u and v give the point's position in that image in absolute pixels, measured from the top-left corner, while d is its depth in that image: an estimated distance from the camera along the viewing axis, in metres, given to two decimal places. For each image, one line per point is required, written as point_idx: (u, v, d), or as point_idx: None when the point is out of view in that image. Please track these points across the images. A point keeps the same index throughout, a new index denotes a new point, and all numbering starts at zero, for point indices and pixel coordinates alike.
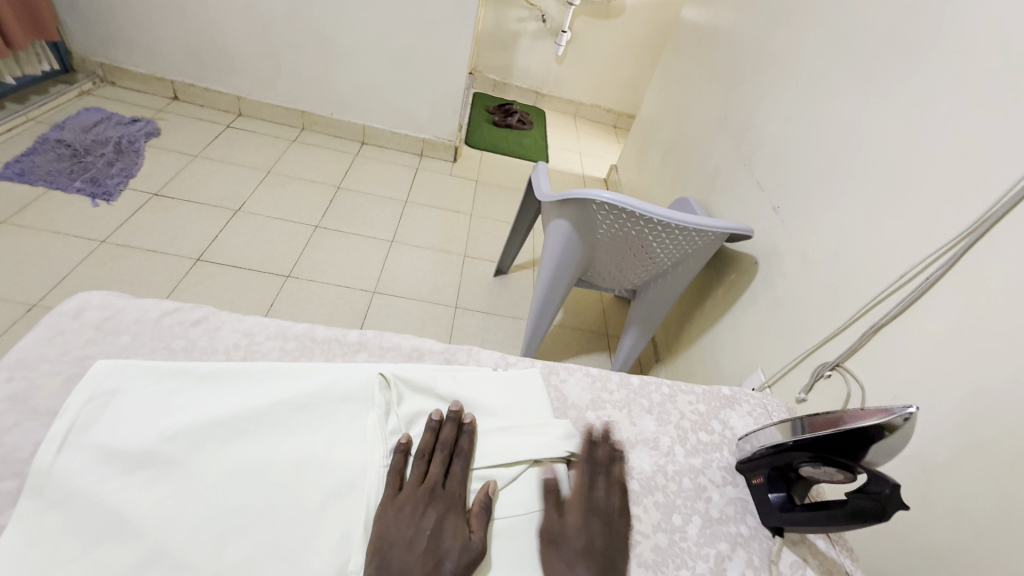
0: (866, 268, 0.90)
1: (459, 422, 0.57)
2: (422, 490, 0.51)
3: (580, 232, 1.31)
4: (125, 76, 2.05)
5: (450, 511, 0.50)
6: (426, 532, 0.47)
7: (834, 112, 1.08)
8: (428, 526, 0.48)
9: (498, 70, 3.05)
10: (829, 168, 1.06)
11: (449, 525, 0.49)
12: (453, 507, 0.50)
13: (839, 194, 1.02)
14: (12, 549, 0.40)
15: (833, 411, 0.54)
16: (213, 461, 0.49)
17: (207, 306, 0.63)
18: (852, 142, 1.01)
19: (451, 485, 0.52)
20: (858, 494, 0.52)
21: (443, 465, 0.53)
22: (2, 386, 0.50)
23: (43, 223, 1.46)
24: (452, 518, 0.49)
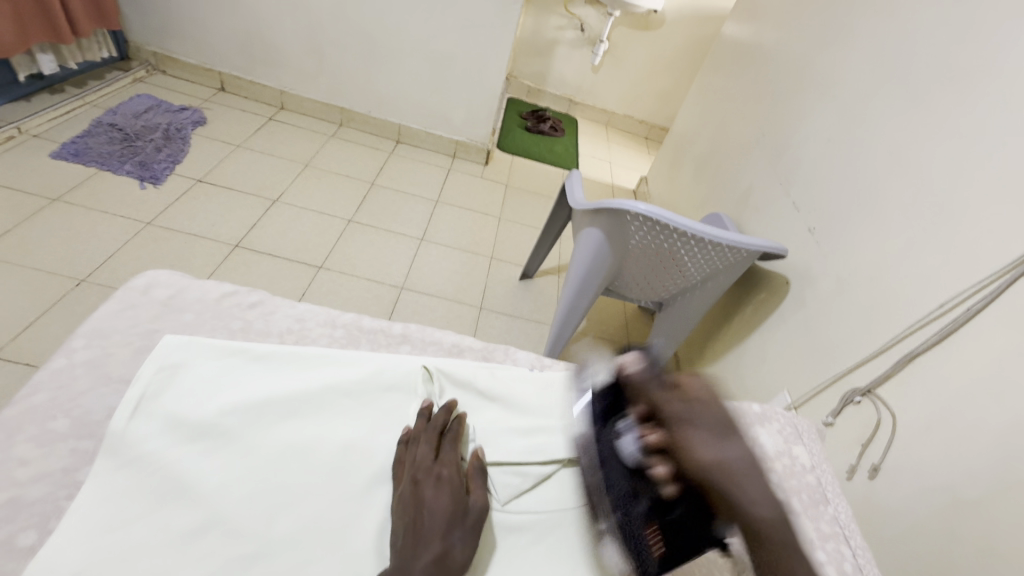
0: (905, 296, 0.90)
1: (451, 410, 0.58)
2: (410, 468, 0.51)
3: (612, 240, 1.32)
4: (177, 65, 2.14)
5: (448, 481, 0.51)
6: (424, 507, 0.48)
7: (877, 137, 1.08)
8: (429, 499, 0.49)
9: (533, 77, 3.08)
10: (869, 193, 1.06)
11: (446, 493, 0.50)
12: (447, 478, 0.51)
13: (878, 219, 1.01)
14: (89, 503, 0.43)
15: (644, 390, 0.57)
16: (267, 438, 0.51)
17: (262, 291, 0.66)
18: (895, 167, 1.00)
19: (444, 456, 0.53)
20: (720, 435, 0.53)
21: (434, 442, 0.54)
22: (80, 352, 0.54)
23: (95, 203, 1.53)
24: (450, 486, 0.50)
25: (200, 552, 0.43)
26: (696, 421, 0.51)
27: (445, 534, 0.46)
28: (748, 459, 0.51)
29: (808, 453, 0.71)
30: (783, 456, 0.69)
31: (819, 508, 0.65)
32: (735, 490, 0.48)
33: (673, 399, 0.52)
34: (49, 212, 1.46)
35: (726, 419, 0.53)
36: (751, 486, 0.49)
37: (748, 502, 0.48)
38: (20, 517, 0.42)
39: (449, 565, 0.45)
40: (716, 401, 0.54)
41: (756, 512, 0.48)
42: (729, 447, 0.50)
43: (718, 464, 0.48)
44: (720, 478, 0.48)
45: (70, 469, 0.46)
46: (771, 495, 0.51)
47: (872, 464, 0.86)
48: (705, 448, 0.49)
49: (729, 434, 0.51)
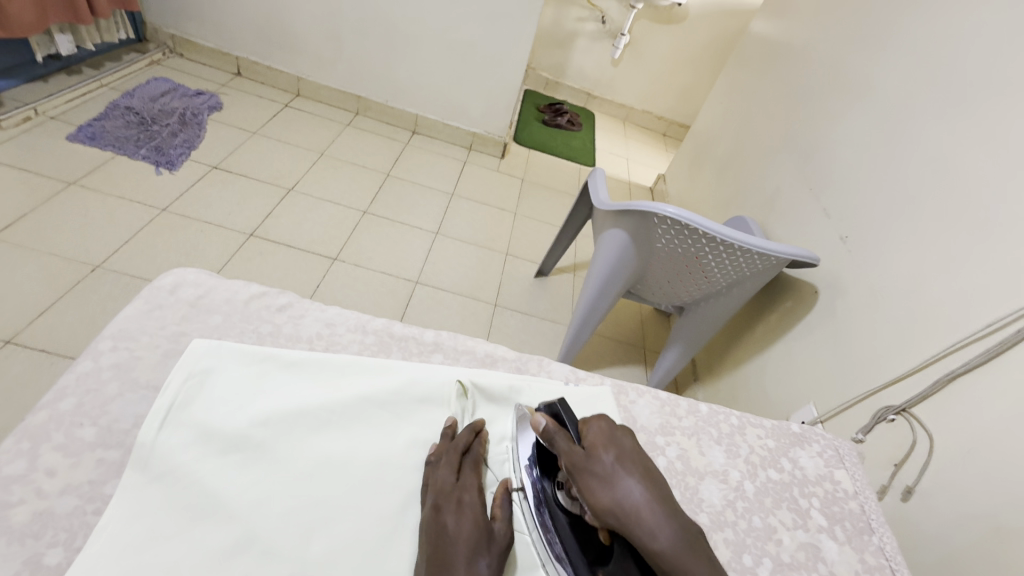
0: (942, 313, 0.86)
1: (475, 429, 0.55)
2: (432, 492, 0.48)
3: (637, 243, 1.26)
4: (194, 49, 2.11)
5: (470, 507, 0.47)
6: (448, 533, 0.45)
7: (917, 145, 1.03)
8: (451, 523, 0.46)
9: (551, 69, 3.02)
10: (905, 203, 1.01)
11: (468, 519, 0.46)
12: (469, 504, 0.48)
13: None
14: (121, 518, 0.42)
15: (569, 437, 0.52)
16: (299, 451, 0.49)
17: (291, 293, 0.64)
18: None
19: (465, 479, 0.50)
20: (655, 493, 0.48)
21: (455, 464, 0.51)
22: (107, 355, 0.53)
23: (110, 187, 1.51)
24: (473, 511, 0.47)
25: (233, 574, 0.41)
26: (593, 461, 0.48)
27: (469, 562, 0.43)
28: (652, 489, 0.47)
29: (850, 478, 0.68)
30: (825, 481, 0.67)
31: (863, 538, 0.62)
32: (632, 526, 0.44)
33: (570, 443, 0.50)
34: (64, 196, 1.44)
35: (628, 454, 0.49)
36: (649, 516, 0.44)
37: (644, 536, 0.44)
38: (48, 533, 0.42)
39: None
40: (623, 435, 0.51)
41: (653, 545, 0.43)
42: (625, 481, 0.46)
43: (617, 505, 0.45)
44: (617, 519, 0.45)
45: (98, 481, 0.45)
46: (681, 522, 0.45)
47: (905, 486, 0.82)
48: (601, 490, 0.46)
49: (626, 468, 0.47)
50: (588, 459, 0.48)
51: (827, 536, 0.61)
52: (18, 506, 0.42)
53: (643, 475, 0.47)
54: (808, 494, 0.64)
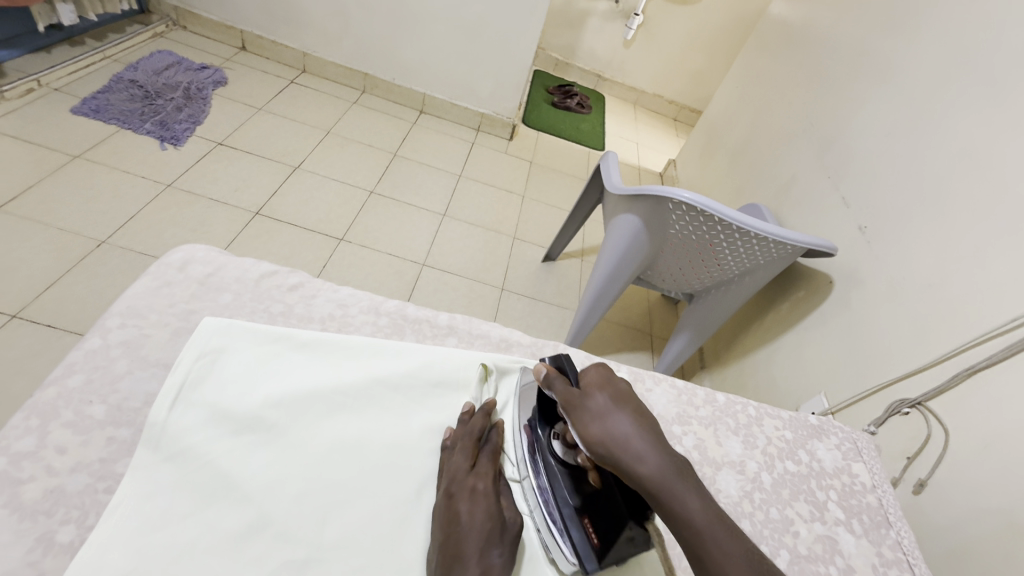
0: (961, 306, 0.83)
1: (488, 413, 0.54)
2: (446, 478, 0.48)
3: (649, 229, 1.24)
4: (198, 22, 2.06)
5: (483, 494, 0.46)
6: (460, 520, 0.44)
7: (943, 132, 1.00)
8: (465, 512, 0.45)
9: (562, 50, 2.96)
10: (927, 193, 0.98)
11: (483, 507, 0.45)
12: (482, 490, 0.47)
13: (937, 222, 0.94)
14: (133, 498, 0.41)
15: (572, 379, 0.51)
16: (312, 434, 0.48)
17: (303, 272, 0.63)
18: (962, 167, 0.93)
19: (479, 467, 0.49)
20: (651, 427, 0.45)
21: (469, 451, 0.50)
22: (115, 332, 0.52)
23: (115, 162, 1.49)
24: (486, 500, 0.46)
25: (248, 556, 0.41)
26: (586, 399, 0.46)
27: (482, 552, 0.42)
28: (644, 423, 0.44)
29: (868, 471, 0.68)
30: (843, 474, 0.66)
31: (881, 531, 0.62)
32: (621, 456, 0.42)
33: (567, 384, 0.49)
34: (69, 170, 1.42)
35: (624, 395, 0.47)
36: (637, 444, 0.42)
37: (632, 463, 0.42)
38: (59, 511, 0.41)
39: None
40: (620, 377, 0.49)
41: (640, 472, 0.41)
42: (617, 416, 0.44)
43: (606, 437, 0.43)
44: (607, 451, 0.43)
45: (109, 459, 0.44)
46: (674, 454, 0.43)
47: (917, 478, 0.79)
48: (591, 424, 0.45)
49: (619, 405, 0.45)
50: (581, 397, 0.47)
51: (845, 528, 0.60)
52: (28, 484, 0.41)
53: (636, 411, 0.45)
54: (825, 486, 0.64)
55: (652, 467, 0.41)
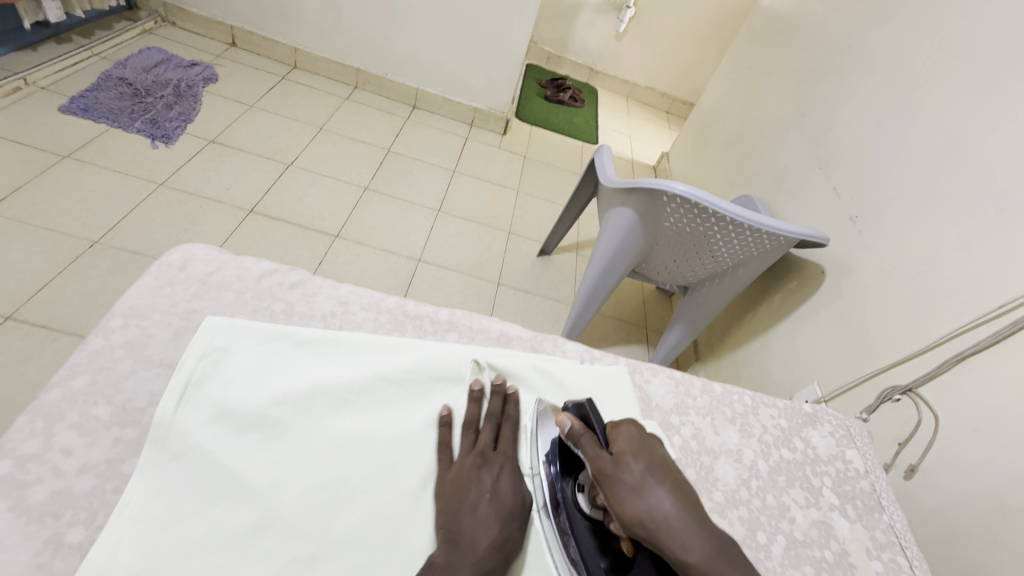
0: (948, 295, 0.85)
1: (505, 394, 0.57)
2: (475, 454, 0.51)
3: (644, 222, 1.24)
4: (186, 18, 2.04)
5: (508, 471, 0.50)
6: (488, 492, 0.48)
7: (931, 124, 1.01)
8: (490, 485, 0.49)
9: (554, 43, 2.95)
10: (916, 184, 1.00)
11: (505, 484, 0.49)
12: (507, 467, 0.51)
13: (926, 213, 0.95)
14: (140, 499, 0.41)
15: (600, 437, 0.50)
16: (315, 431, 0.49)
17: (303, 270, 0.63)
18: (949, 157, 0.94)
19: (503, 447, 0.52)
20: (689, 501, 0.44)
21: (494, 431, 0.53)
22: (118, 332, 0.52)
23: (105, 161, 1.48)
24: (510, 476, 0.50)
25: (257, 552, 0.41)
26: (622, 469, 0.45)
27: (503, 524, 0.46)
28: (685, 499, 0.43)
29: (862, 457, 0.69)
30: (837, 460, 0.68)
31: (874, 516, 0.63)
32: (663, 538, 0.41)
33: (597, 448, 0.47)
34: (59, 170, 1.40)
35: (659, 463, 0.46)
36: (681, 527, 0.41)
37: (676, 547, 0.40)
38: (67, 512, 0.41)
39: (503, 557, 0.44)
40: (653, 442, 0.48)
41: (686, 558, 0.40)
42: (656, 491, 0.43)
43: (646, 514, 0.42)
44: (646, 531, 0.42)
45: (115, 460, 0.45)
46: (715, 532, 0.42)
47: (909, 464, 0.81)
48: (629, 500, 0.43)
49: (656, 477, 0.44)
50: (615, 467, 0.45)
51: (839, 513, 0.62)
52: (35, 486, 0.42)
53: (674, 485, 0.44)
54: (820, 473, 0.65)
55: (698, 552, 0.40)
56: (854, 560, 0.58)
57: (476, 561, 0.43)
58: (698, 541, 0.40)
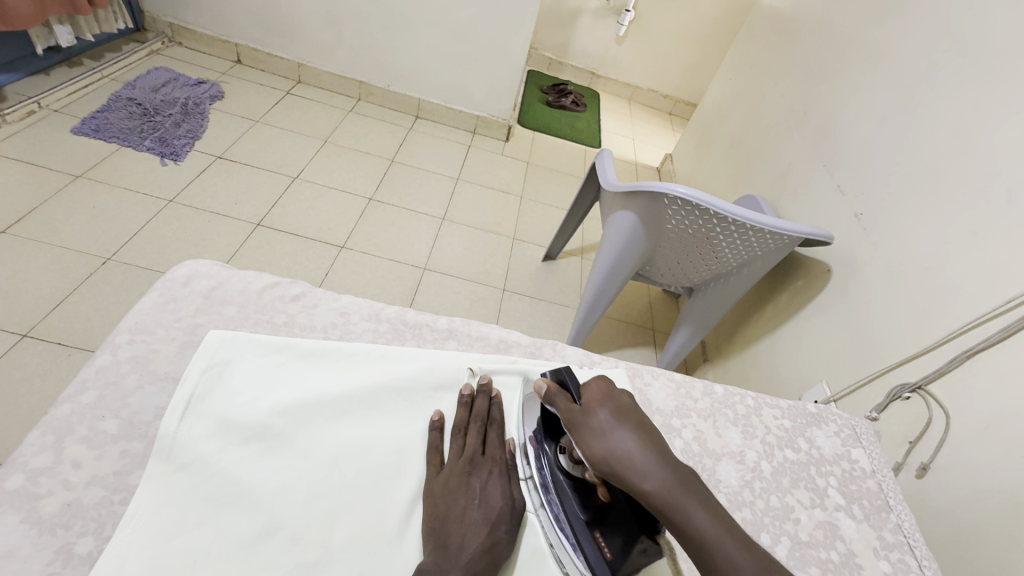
0: (954, 291, 0.83)
1: (490, 394, 0.57)
2: (464, 459, 0.51)
3: (646, 225, 1.24)
4: (193, 37, 2.08)
5: (498, 475, 0.50)
6: (477, 498, 0.48)
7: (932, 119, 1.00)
8: (478, 489, 0.49)
9: (554, 49, 2.97)
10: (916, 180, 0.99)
11: (496, 486, 0.49)
12: (495, 471, 0.51)
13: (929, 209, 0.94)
14: (145, 508, 0.42)
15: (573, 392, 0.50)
16: (318, 439, 0.50)
17: (304, 283, 0.65)
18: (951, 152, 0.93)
19: (491, 450, 0.53)
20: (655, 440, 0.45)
21: (481, 434, 0.53)
22: (125, 348, 0.53)
23: (117, 179, 1.51)
24: (500, 479, 0.50)
25: (262, 559, 0.42)
26: (588, 415, 0.46)
27: (491, 529, 0.46)
28: (648, 438, 0.44)
29: (868, 456, 0.69)
30: (842, 460, 0.67)
31: (882, 515, 0.63)
32: (625, 473, 0.42)
33: (568, 402, 0.49)
34: (72, 190, 1.44)
35: (627, 408, 0.47)
36: (641, 461, 0.42)
37: (636, 479, 0.42)
38: (77, 523, 0.42)
39: (494, 558, 0.45)
40: (621, 392, 0.49)
41: (645, 489, 0.41)
42: (619, 432, 0.44)
43: (610, 454, 0.43)
44: (610, 469, 0.43)
45: (124, 472, 0.46)
46: (678, 465, 0.43)
47: (920, 463, 0.80)
48: (594, 441, 0.44)
49: (621, 420, 0.45)
50: (583, 414, 0.47)
51: (845, 513, 0.61)
52: (47, 498, 0.43)
53: (637, 425, 0.45)
54: (825, 473, 0.65)
55: (658, 480, 0.41)
56: (861, 560, 0.58)
57: (464, 565, 0.43)
58: (659, 471, 0.42)
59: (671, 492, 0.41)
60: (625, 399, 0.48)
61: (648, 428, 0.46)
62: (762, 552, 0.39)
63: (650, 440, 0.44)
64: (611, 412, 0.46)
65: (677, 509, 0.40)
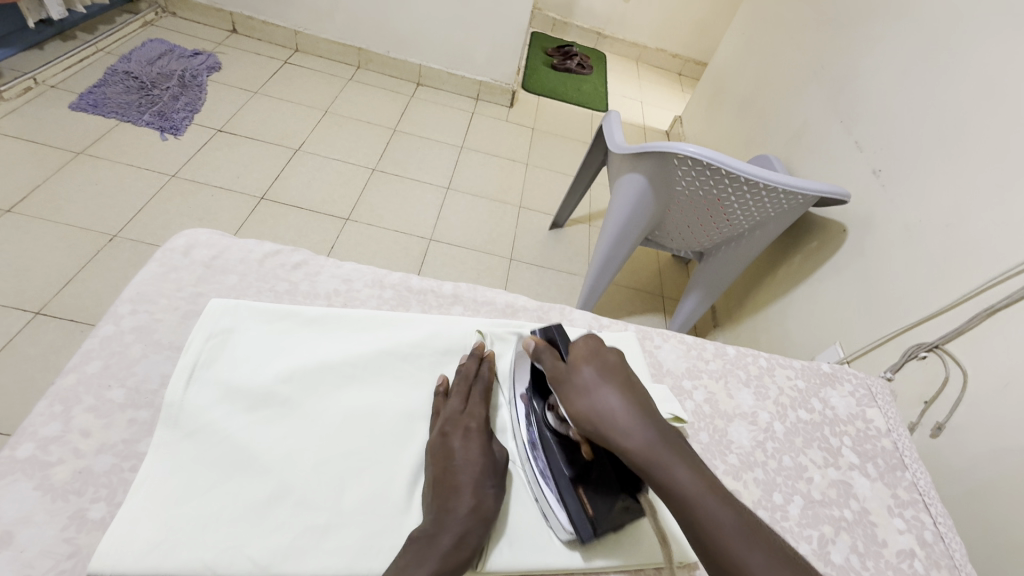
0: (978, 249, 0.80)
1: (481, 356, 0.56)
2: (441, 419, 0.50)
3: (655, 188, 1.20)
4: (186, 6, 2.02)
5: (476, 433, 0.49)
6: (456, 456, 0.47)
7: (954, 65, 0.93)
8: (457, 449, 0.48)
9: (559, 9, 2.85)
10: (937, 130, 0.94)
11: (475, 446, 0.48)
12: (473, 427, 0.49)
13: (948, 163, 0.89)
14: (154, 477, 0.42)
15: (563, 351, 0.50)
16: (325, 404, 0.50)
17: (306, 250, 0.64)
18: (975, 100, 0.87)
19: (472, 408, 0.51)
20: (641, 402, 0.45)
21: (464, 395, 0.52)
22: (127, 318, 0.53)
23: (118, 155, 1.50)
24: (479, 438, 0.49)
25: (272, 522, 0.42)
26: (572, 373, 0.47)
27: (477, 487, 0.45)
28: (633, 397, 0.44)
29: (883, 415, 0.68)
30: (857, 420, 0.66)
31: (896, 474, 0.62)
32: (608, 431, 0.43)
33: (555, 359, 0.49)
34: (74, 167, 1.43)
35: (613, 367, 0.47)
36: (623, 419, 0.42)
37: (619, 438, 0.42)
38: (89, 490, 0.43)
39: (483, 515, 0.44)
40: (610, 350, 0.49)
41: (628, 447, 0.42)
42: (604, 391, 0.44)
43: (592, 412, 0.44)
44: (593, 426, 0.44)
45: (132, 440, 0.46)
46: (662, 426, 0.43)
47: (935, 422, 0.78)
48: (578, 399, 0.45)
49: (605, 379, 0.45)
50: (568, 372, 0.47)
51: (859, 472, 0.61)
52: (58, 466, 0.43)
53: (624, 384, 0.45)
54: (839, 432, 0.64)
55: (641, 441, 0.42)
56: (875, 518, 0.57)
57: (462, 524, 0.43)
58: (642, 433, 0.42)
59: (654, 456, 0.41)
60: (611, 356, 0.47)
61: (635, 391, 0.46)
62: (744, 509, 0.39)
63: (636, 401, 0.44)
64: (595, 371, 0.46)
65: (659, 470, 0.41)
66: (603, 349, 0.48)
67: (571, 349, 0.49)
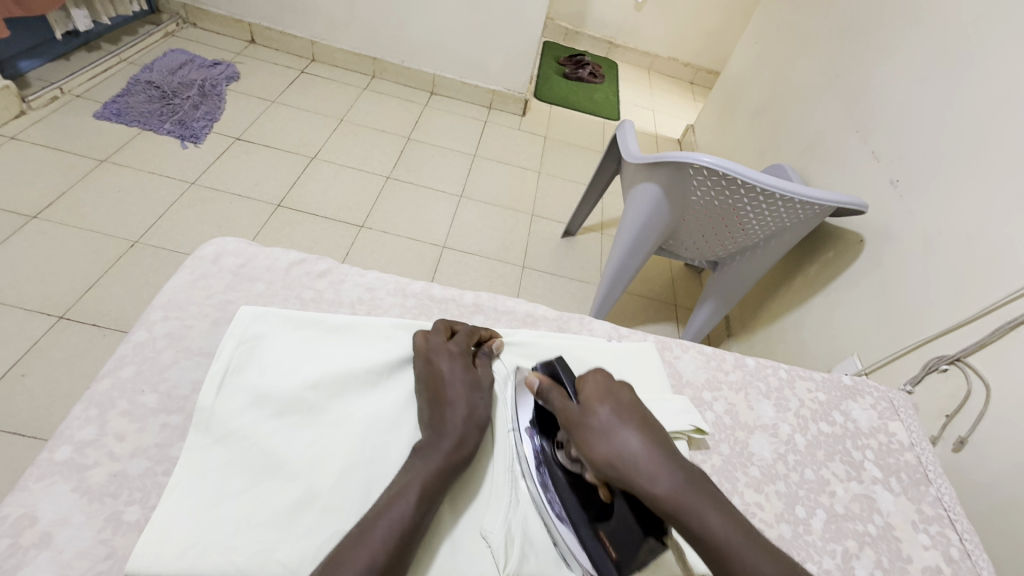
0: (1000, 261, 0.79)
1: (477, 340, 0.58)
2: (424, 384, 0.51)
3: (670, 197, 1.20)
4: (206, 17, 2.06)
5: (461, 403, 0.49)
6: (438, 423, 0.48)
7: (973, 76, 0.93)
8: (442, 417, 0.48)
9: (571, 18, 2.87)
10: (956, 141, 0.93)
11: (459, 364, 0.52)
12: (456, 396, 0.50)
13: (968, 174, 0.89)
14: (186, 480, 0.43)
15: (571, 391, 0.49)
16: (352, 408, 0.51)
17: (330, 259, 0.65)
18: (995, 111, 0.87)
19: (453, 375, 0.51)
20: (659, 442, 0.45)
21: (446, 333, 0.56)
22: (159, 324, 0.54)
23: (141, 163, 1.53)
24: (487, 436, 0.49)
25: (301, 528, 0.43)
26: (588, 415, 0.46)
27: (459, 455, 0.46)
28: (652, 437, 0.45)
29: (906, 429, 0.67)
30: (879, 433, 0.66)
31: (920, 489, 0.61)
32: (632, 476, 0.42)
33: (564, 400, 0.49)
34: (98, 174, 1.46)
35: (627, 407, 0.47)
36: (647, 463, 0.43)
37: (645, 482, 0.42)
38: (123, 493, 0.44)
39: (478, 429, 0.49)
40: (620, 387, 0.49)
41: (655, 492, 0.41)
42: (623, 433, 0.45)
43: (614, 456, 0.44)
44: (616, 472, 0.43)
45: (164, 444, 0.47)
46: (683, 465, 0.44)
47: (957, 436, 0.77)
48: (599, 443, 0.44)
49: (622, 419, 0.46)
50: (582, 414, 0.47)
51: (882, 486, 0.60)
52: (94, 469, 0.44)
53: (641, 424, 0.46)
54: (861, 446, 0.64)
55: (669, 487, 0.41)
56: (899, 533, 0.57)
57: None
58: (669, 478, 0.42)
59: (684, 503, 0.41)
60: (625, 395, 0.48)
61: (653, 431, 0.46)
62: (771, 549, 0.41)
63: (656, 441, 0.45)
64: (610, 411, 0.46)
65: (690, 517, 0.41)
66: (614, 389, 0.49)
67: (581, 388, 0.49)
